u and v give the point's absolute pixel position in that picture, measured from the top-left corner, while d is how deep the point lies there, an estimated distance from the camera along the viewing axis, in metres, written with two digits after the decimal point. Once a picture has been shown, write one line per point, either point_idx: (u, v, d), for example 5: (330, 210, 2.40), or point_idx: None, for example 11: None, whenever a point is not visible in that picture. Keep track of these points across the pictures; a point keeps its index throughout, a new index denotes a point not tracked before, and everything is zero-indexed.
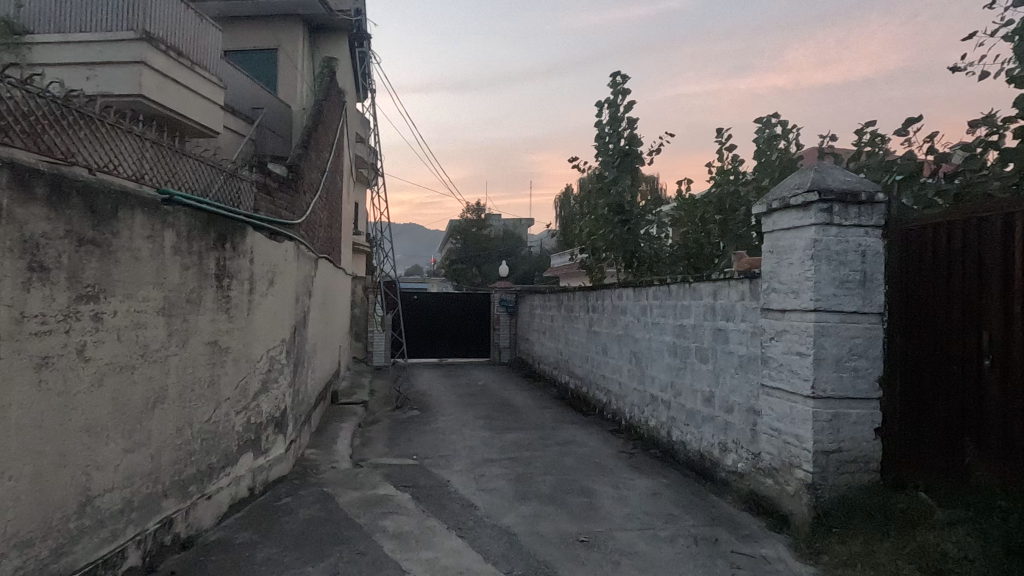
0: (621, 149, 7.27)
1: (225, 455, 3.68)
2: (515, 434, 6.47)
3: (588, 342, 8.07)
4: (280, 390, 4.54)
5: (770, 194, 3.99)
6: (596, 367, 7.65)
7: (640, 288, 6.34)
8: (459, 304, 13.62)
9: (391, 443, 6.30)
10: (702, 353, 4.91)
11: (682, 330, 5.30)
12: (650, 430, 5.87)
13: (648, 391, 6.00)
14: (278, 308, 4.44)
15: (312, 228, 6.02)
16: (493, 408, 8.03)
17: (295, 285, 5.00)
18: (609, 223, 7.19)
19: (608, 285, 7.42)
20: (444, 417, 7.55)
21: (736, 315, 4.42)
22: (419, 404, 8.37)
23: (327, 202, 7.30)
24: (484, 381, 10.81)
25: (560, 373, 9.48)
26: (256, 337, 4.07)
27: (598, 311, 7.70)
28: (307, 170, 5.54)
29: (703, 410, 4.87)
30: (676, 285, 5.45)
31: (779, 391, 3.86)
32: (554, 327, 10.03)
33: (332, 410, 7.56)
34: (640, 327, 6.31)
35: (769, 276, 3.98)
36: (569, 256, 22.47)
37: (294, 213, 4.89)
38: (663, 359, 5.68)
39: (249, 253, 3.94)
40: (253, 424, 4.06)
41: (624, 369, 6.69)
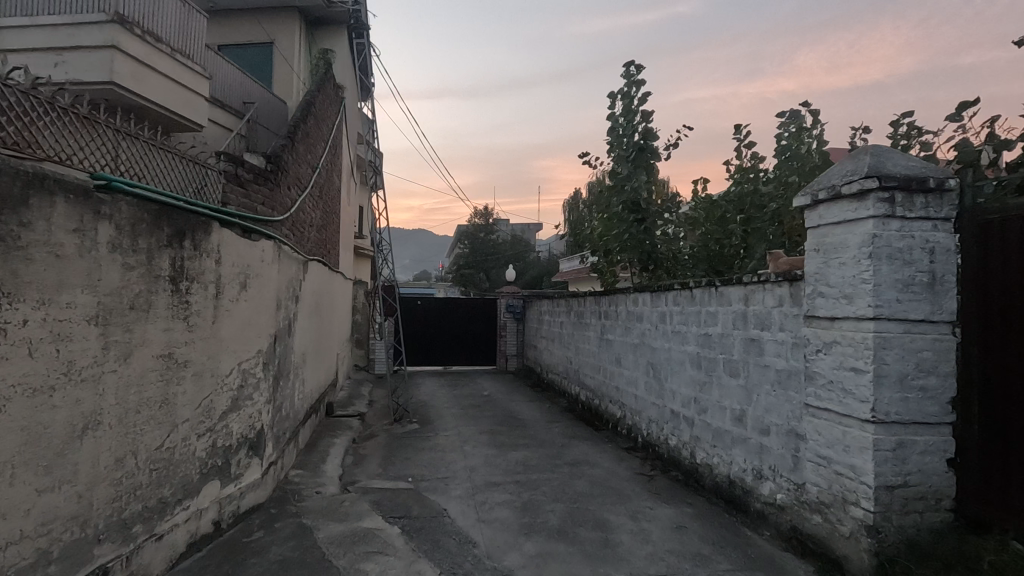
0: (636, 144, 6.73)
1: (183, 487, 3.17)
2: (521, 453, 5.93)
3: (600, 351, 7.52)
4: (256, 408, 4.04)
5: (816, 183, 3.44)
6: (610, 378, 7.10)
7: (658, 293, 5.79)
8: (464, 310, 13.12)
9: (386, 462, 5.78)
10: (732, 366, 4.36)
11: (707, 340, 4.75)
12: (671, 450, 5.30)
13: (668, 407, 5.45)
14: (252, 315, 3.94)
15: (300, 227, 5.53)
16: (498, 422, 7.50)
17: (276, 289, 4.51)
18: (623, 222, 6.63)
19: (621, 290, 6.85)
20: (445, 432, 7.03)
21: (773, 323, 3.87)
22: (420, 417, 7.85)
23: (320, 201, 6.82)
24: (490, 391, 10.29)
25: (570, 383, 8.92)
26: (224, 348, 3.57)
27: (612, 318, 7.15)
28: (293, 164, 5.06)
29: (734, 431, 4.30)
30: (699, 290, 4.91)
31: (828, 412, 3.30)
32: (563, 334, 9.49)
33: (325, 424, 7.06)
34: (658, 336, 5.75)
35: (815, 278, 3.42)
36: (580, 260, 21.91)
37: (274, 209, 4.39)
38: (685, 371, 5.13)
39: (216, 252, 3.45)
40: (221, 447, 3.57)
41: (641, 381, 6.13)
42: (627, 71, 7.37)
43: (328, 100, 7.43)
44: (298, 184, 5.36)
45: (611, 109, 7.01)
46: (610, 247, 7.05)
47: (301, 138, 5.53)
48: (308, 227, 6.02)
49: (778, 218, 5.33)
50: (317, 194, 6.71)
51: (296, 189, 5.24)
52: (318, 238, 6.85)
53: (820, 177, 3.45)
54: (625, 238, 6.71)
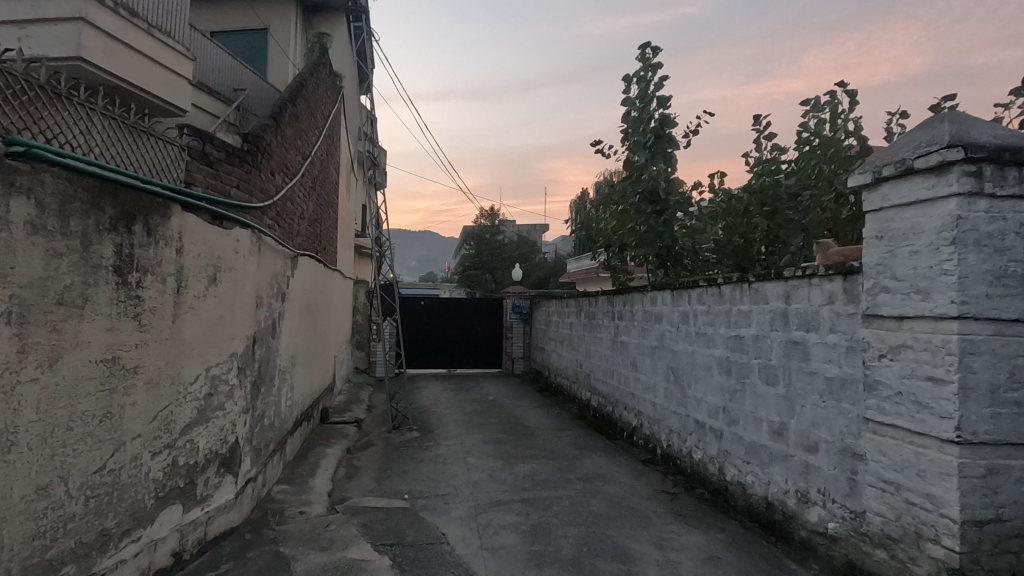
0: (654, 130, 6.21)
1: (133, 514, 2.69)
2: (529, 466, 5.42)
3: (614, 354, 7.00)
4: (229, 420, 3.56)
5: (878, 159, 2.92)
6: (625, 384, 6.58)
7: (680, 291, 5.26)
8: (469, 311, 12.63)
9: (382, 475, 5.29)
10: (769, 373, 3.83)
11: (739, 343, 4.22)
12: (697, 465, 4.78)
13: (692, 417, 4.93)
14: (223, 313, 3.46)
15: (286, 218, 5.06)
16: (504, 430, 6.99)
17: (256, 285, 4.03)
18: (640, 215, 6.11)
19: (637, 288, 6.33)
20: (447, 441, 6.52)
21: (822, 323, 3.34)
22: (420, 424, 7.36)
23: (312, 192, 6.36)
24: (496, 395, 9.79)
25: (580, 389, 8.41)
26: (187, 352, 3.09)
27: (627, 319, 6.63)
28: (277, 146, 4.58)
29: (772, 446, 3.78)
30: (729, 287, 4.39)
31: (897, 429, 2.77)
32: (573, 336, 8.99)
33: (318, 433, 6.58)
34: (681, 338, 5.23)
35: (878, 270, 2.90)
36: (587, 261, 21.37)
37: (252, 194, 3.90)
38: (712, 378, 4.61)
39: (176, 240, 2.98)
40: (184, 466, 3.09)
41: (660, 388, 5.61)
42: (643, 53, 6.86)
43: (322, 85, 6.97)
44: (284, 171, 4.87)
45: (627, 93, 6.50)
46: (625, 242, 6.54)
47: (289, 121, 5.06)
48: (298, 218, 5.55)
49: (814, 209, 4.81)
50: (310, 185, 6.24)
51: (281, 175, 4.75)
52: (310, 232, 6.37)
53: (882, 151, 2.93)
54: (642, 231, 6.20)
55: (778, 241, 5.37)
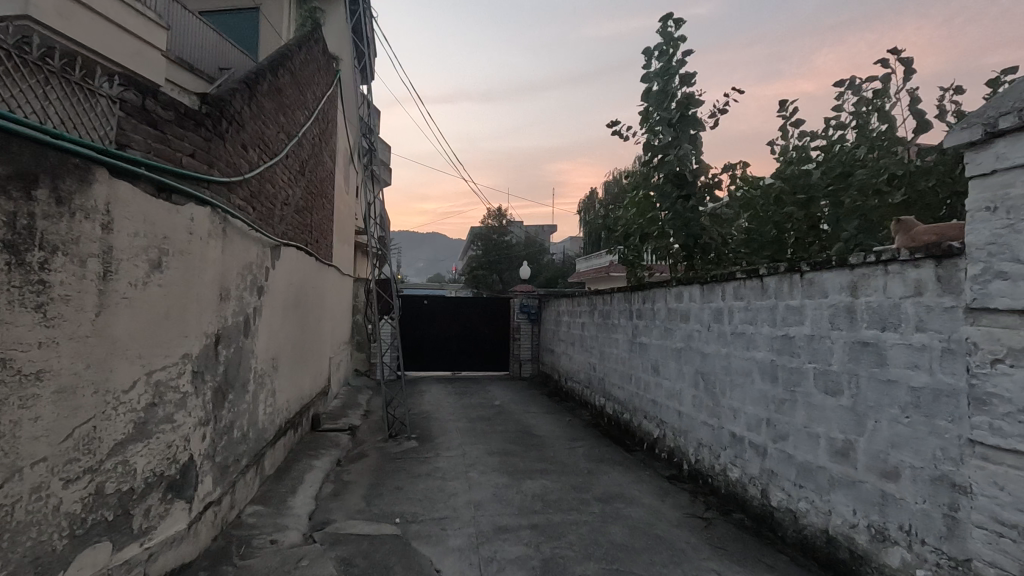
0: (679, 106, 5.58)
1: (34, 561, 2.09)
2: (539, 484, 4.79)
3: (633, 357, 6.37)
4: (182, 434, 2.97)
5: (990, 110, 2.29)
6: (645, 390, 5.95)
7: (711, 285, 4.63)
8: (475, 311, 12.03)
9: (373, 493, 4.69)
10: (829, 381, 3.19)
11: (788, 345, 3.58)
12: (733, 486, 4.14)
13: (726, 429, 4.29)
14: (171, 306, 2.86)
15: (266, 201, 4.47)
16: (511, 440, 6.37)
17: (221, 274, 3.44)
18: (665, 200, 5.47)
19: (660, 283, 5.69)
20: (448, 452, 5.92)
21: (904, 321, 2.70)
22: (420, 432, 6.76)
23: (300, 176, 5.77)
24: (502, 400, 9.18)
25: (594, 394, 7.77)
26: (117, 353, 2.49)
27: (647, 318, 5.99)
28: (251, 117, 3.98)
29: (834, 469, 3.13)
30: (775, 280, 3.75)
31: (1021, 457, 2.13)
32: (585, 337, 8.36)
33: (306, 442, 5.99)
34: (712, 339, 4.59)
35: (991, 251, 2.26)
36: (597, 259, 20.76)
37: (214, 167, 3.29)
38: (752, 385, 3.97)
39: (102, 213, 2.38)
40: (113, 494, 2.49)
41: (687, 396, 4.97)
42: (666, 26, 6.22)
43: (314, 63, 6.40)
44: (261, 148, 4.29)
45: (649, 68, 5.86)
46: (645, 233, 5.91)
47: (269, 93, 4.48)
48: (279, 204, 4.95)
49: (864, 192, 4.16)
50: (296, 169, 5.65)
51: (257, 151, 4.16)
52: (297, 221, 5.78)
53: (995, 101, 2.30)
54: (665, 219, 5.56)
55: (820, 231, 4.70)
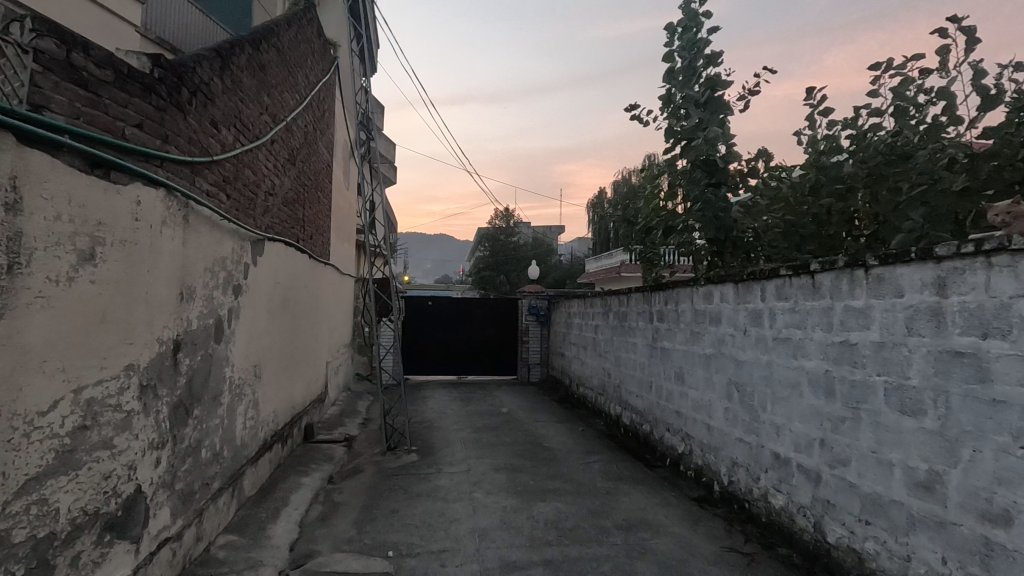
0: (706, 86, 5.03)
1: None
2: (552, 507, 4.26)
3: (654, 363, 5.83)
4: (126, 461, 2.46)
5: None
6: (669, 401, 5.41)
7: (747, 284, 4.08)
8: (482, 312, 11.52)
9: (366, 517, 4.18)
10: (907, 399, 2.64)
11: (850, 354, 3.03)
12: (778, 515, 3.59)
13: (768, 449, 3.75)
14: (108, 307, 2.34)
15: (243, 189, 3.95)
16: (520, 453, 5.85)
17: (182, 269, 2.93)
18: (694, 188, 4.91)
19: (684, 283, 5.13)
20: (451, 467, 5.41)
21: (1016, 326, 2.15)
22: (421, 444, 6.24)
23: (288, 165, 5.27)
24: (510, 407, 8.66)
25: (609, 402, 7.24)
26: (28, 365, 1.96)
27: (670, 321, 5.45)
28: (222, 91, 3.46)
29: (914, 506, 2.58)
30: (829, 278, 3.20)
31: None
32: (599, 340, 7.83)
33: (298, 456, 5.50)
34: (748, 346, 4.04)
35: None
36: (607, 259, 20.22)
37: (170, 142, 2.77)
38: (801, 399, 3.42)
39: (5, 188, 1.84)
40: (25, 544, 1.95)
41: (719, 409, 4.42)
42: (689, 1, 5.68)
43: (306, 45, 5.91)
44: (237, 128, 3.79)
45: (672, 46, 5.32)
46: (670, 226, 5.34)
47: (248, 68, 3.98)
48: (263, 193, 4.45)
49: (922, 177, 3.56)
50: (284, 157, 5.16)
51: (231, 132, 3.66)
52: (286, 215, 5.29)
53: None
54: (693, 210, 4.99)
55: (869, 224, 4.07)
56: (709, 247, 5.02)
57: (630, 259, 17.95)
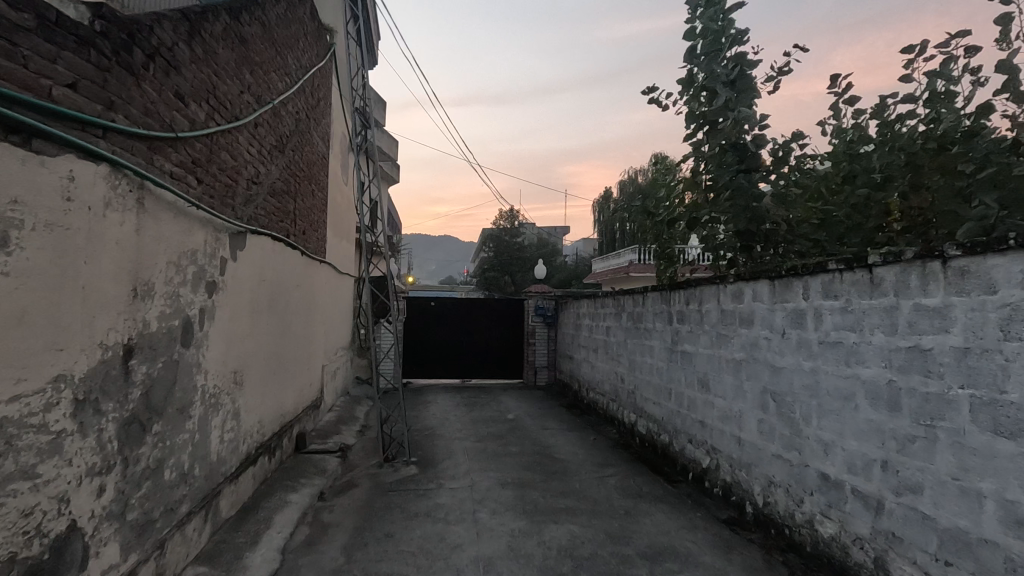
0: (734, 62, 4.54)
1: None
2: (566, 531, 3.82)
3: (673, 369, 5.37)
4: (57, 493, 2.03)
5: None
6: (690, 409, 4.95)
7: (786, 280, 3.62)
8: (486, 313, 11.08)
9: (358, 541, 3.74)
10: (1004, 418, 2.18)
11: (921, 362, 2.56)
12: (828, 546, 3.13)
13: (813, 469, 3.28)
14: (31, 306, 1.90)
15: (219, 174, 3.51)
16: (529, 466, 5.40)
17: (136, 262, 2.50)
18: (723, 174, 4.41)
19: (711, 280, 4.64)
20: (453, 482, 4.96)
21: None
22: (421, 455, 5.81)
23: (275, 152, 4.83)
24: (516, 413, 8.21)
25: (622, 409, 6.78)
26: None
27: (693, 323, 4.99)
28: (190, 60, 3.03)
29: (1015, 548, 2.12)
30: (893, 272, 2.73)
31: None
32: (611, 343, 7.37)
33: (287, 468, 5.08)
34: (787, 351, 3.58)
35: None
36: (614, 258, 19.76)
37: (114, 109, 2.31)
38: (856, 413, 2.96)
39: None
40: None
41: (751, 421, 3.96)
42: None
43: (295, 25, 5.48)
44: (211, 105, 3.35)
45: (694, 21, 4.83)
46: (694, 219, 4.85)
47: (224, 39, 3.55)
48: (244, 180, 4.02)
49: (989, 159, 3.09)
50: (271, 143, 4.72)
51: (203, 108, 3.22)
52: (273, 206, 4.85)
53: None
54: (720, 201, 4.49)
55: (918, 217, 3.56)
56: (738, 241, 4.52)
57: (638, 258, 17.45)
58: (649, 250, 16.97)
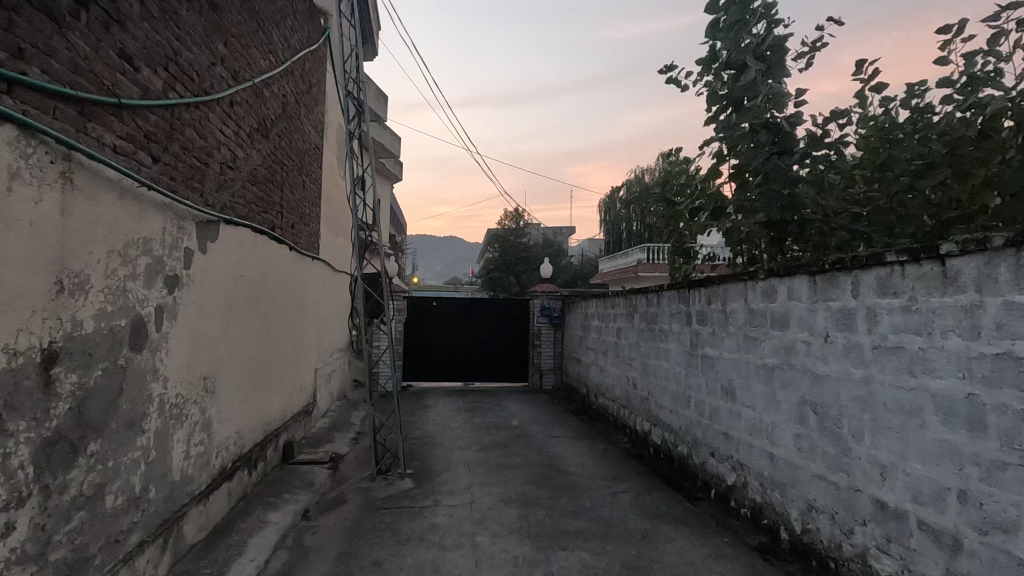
0: (766, 34, 4.04)
1: None
2: (576, 560, 3.38)
3: (693, 375, 4.90)
4: None
5: None
6: (713, 420, 4.49)
7: (830, 276, 3.16)
8: (490, 314, 10.64)
9: (341, 571, 3.30)
10: None
11: (1014, 372, 2.11)
12: None
13: (867, 495, 2.82)
14: None
15: (179, 154, 3.06)
16: (535, 480, 4.96)
17: (60, 248, 2.07)
18: (756, 158, 3.89)
19: (741, 277, 4.13)
20: (451, 498, 4.52)
21: None
22: (418, 466, 5.37)
23: (255, 137, 4.37)
24: (521, 419, 7.77)
25: (635, 417, 6.32)
26: None
27: (715, 325, 4.53)
28: (142, 17, 2.60)
29: None
30: (974, 264, 2.28)
31: None
32: (622, 345, 6.92)
33: (271, 482, 4.65)
34: (832, 356, 3.11)
35: None
36: (621, 258, 19.28)
37: (24, 59, 1.89)
38: (924, 431, 2.50)
39: None
40: None
41: (787, 436, 3.50)
42: None
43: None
44: (171, 73, 2.92)
45: None
46: (721, 209, 4.34)
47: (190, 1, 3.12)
48: (216, 163, 3.59)
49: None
50: (250, 125, 4.26)
51: (159, 76, 2.80)
52: (253, 196, 4.40)
53: None
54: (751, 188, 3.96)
55: (968, 209, 3.12)
56: (771, 233, 4.00)
57: (647, 258, 16.96)
58: (656, 248, 16.64)
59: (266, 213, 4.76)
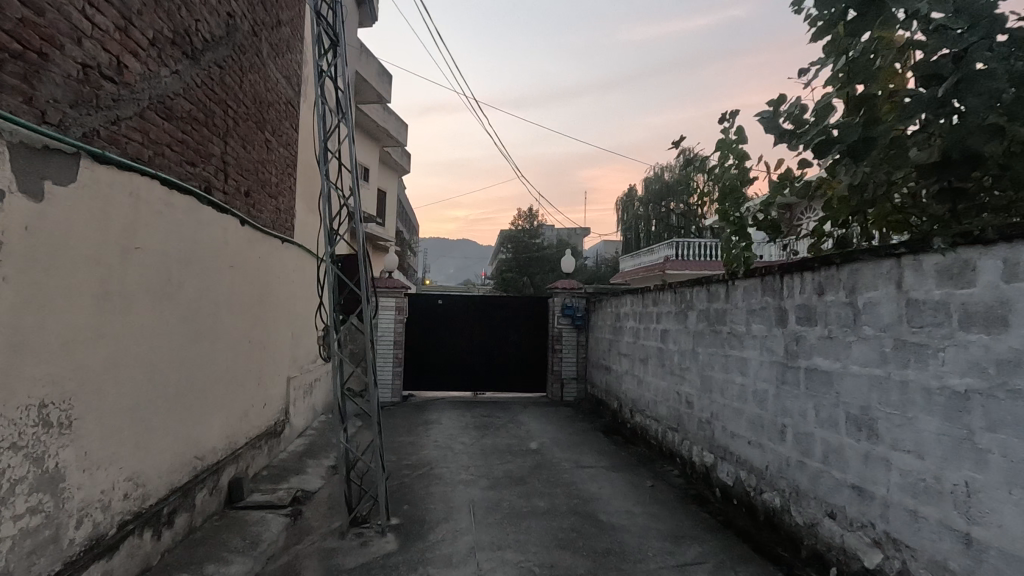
0: None
1: None
2: None
3: (790, 396, 3.49)
4: None
5: None
6: (829, 464, 3.08)
7: None
8: (503, 314, 9.26)
9: None
10: None
11: None
12: None
13: None
14: None
15: None
16: (567, 540, 3.58)
17: None
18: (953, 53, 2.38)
19: (898, 247, 2.64)
20: (449, 571, 3.16)
21: None
22: (408, 513, 4.02)
23: (166, 49, 3.01)
24: (541, 439, 6.38)
25: (690, 445, 4.91)
26: None
27: (833, 325, 3.11)
28: None
29: None
30: None
31: None
32: (669, 351, 5.50)
33: (198, 541, 3.33)
34: None
35: None
36: (645, 256, 17.77)
37: None
38: None
39: None
40: None
41: (1007, 512, 2.08)
42: None
43: None
44: None
45: None
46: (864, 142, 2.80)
47: None
48: (72, 61, 2.28)
49: None
50: (158, 28, 2.91)
51: None
52: (165, 133, 3.05)
53: None
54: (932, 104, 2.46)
55: None
56: (951, 176, 2.51)
57: (675, 254, 15.41)
58: (685, 243, 15.21)
59: (189, 164, 3.37)
